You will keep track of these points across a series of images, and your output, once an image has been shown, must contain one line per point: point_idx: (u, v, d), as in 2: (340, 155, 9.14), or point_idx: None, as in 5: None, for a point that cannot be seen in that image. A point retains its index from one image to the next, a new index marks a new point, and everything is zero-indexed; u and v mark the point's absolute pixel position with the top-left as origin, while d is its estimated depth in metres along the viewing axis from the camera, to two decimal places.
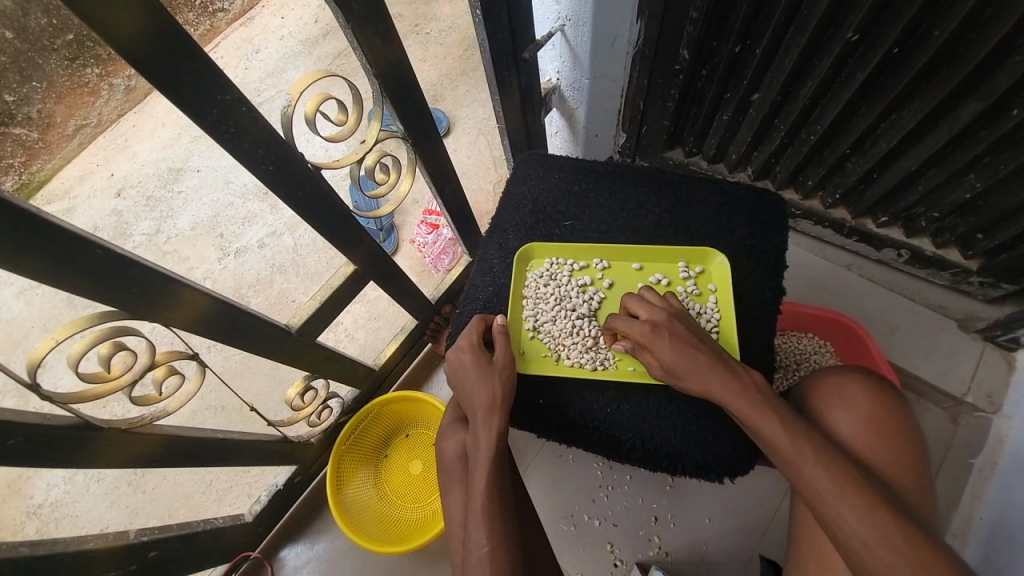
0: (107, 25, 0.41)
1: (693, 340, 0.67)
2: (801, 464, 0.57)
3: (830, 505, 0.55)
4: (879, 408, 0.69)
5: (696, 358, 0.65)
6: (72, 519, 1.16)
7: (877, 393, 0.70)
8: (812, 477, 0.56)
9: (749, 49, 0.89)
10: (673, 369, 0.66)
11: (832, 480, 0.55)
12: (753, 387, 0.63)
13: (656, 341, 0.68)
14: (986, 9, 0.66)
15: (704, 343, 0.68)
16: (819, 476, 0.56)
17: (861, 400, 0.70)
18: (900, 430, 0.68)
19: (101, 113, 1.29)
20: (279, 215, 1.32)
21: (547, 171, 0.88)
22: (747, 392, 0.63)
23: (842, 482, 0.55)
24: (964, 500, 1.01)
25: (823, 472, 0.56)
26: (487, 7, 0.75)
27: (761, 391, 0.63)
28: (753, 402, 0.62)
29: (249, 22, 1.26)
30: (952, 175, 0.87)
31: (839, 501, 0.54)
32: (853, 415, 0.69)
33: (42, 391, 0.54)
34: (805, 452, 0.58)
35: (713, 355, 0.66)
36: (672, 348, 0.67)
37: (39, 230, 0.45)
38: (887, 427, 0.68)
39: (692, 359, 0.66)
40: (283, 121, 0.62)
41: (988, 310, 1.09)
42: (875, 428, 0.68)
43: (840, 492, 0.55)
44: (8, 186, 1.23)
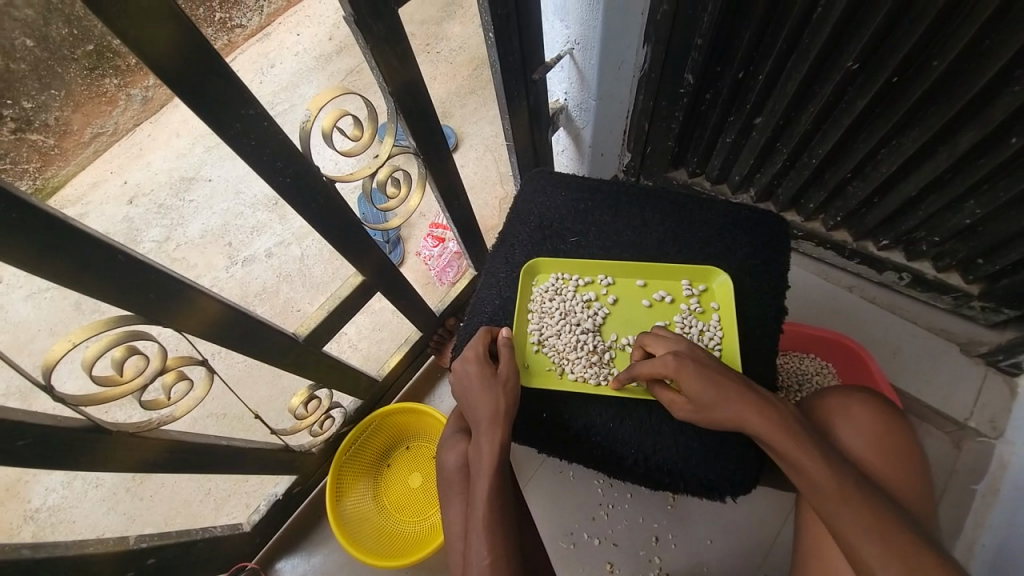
0: (144, 42, 0.43)
1: (720, 369, 0.67)
2: (825, 496, 0.56)
3: (849, 537, 0.54)
4: (886, 429, 0.70)
5: (725, 388, 0.64)
6: (69, 524, 1.16)
7: (881, 414, 0.71)
8: (839, 510, 0.55)
9: (752, 75, 0.92)
10: (704, 405, 0.65)
11: (857, 513, 0.54)
12: (781, 415, 0.62)
13: (682, 375, 0.67)
14: (982, 41, 0.68)
15: (729, 373, 0.67)
16: (845, 510, 0.54)
17: (863, 421, 0.71)
18: (902, 452, 0.68)
19: (117, 122, 1.22)
20: (287, 225, 1.34)
21: (554, 188, 0.90)
22: (778, 421, 0.61)
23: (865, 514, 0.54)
24: (968, 527, 1.00)
25: (847, 503, 0.55)
26: (499, 30, 0.78)
27: (798, 427, 0.61)
28: (777, 427, 0.61)
29: (266, 38, 1.22)
30: (952, 201, 0.89)
31: (859, 533, 0.53)
32: (860, 437, 0.69)
33: (55, 392, 0.55)
34: (830, 484, 0.56)
35: (741, 385, 0.65)
36: (701, 383, 0.65)
37: (65, 234, 0.46)
38: (889, 449, 0.68)
39: (722, 396, 0.64)
40: (302, 134, 0.65)
41: (989, 336, 1.10)
42: (876, 450, 0.68)
43: (863, 524, 0.53)
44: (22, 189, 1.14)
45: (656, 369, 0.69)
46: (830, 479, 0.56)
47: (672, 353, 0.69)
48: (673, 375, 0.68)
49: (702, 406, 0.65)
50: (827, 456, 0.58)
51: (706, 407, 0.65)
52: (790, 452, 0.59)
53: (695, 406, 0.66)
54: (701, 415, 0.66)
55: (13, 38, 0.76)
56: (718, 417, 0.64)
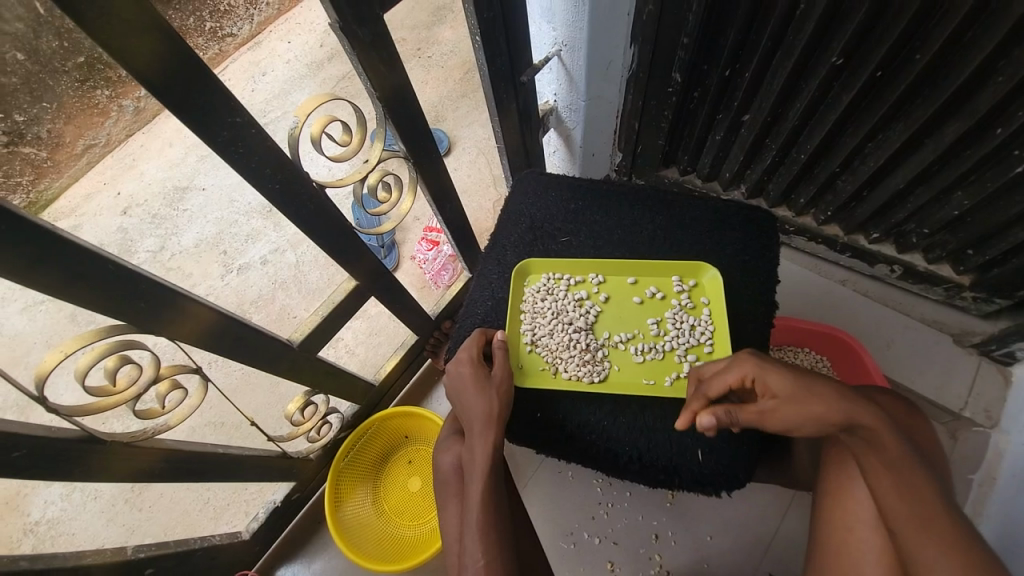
0: (129, 55, 0.44)
1: (805, 372, 0.63)
2: (892, 492, 0.55)
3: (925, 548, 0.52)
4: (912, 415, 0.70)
5: (814, 387, 0.61)
6: (68, 536, 1.15)
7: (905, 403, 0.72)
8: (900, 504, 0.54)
9: (738, 73, 0.93)
10: (800, 403, 0.61)
11: (931, 518, 0.52)
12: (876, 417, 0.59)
13: (769, 376, 0.64)
14: (964, 35, 0.69)
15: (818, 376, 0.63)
16: (913, 505, 0.54)
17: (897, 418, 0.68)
18: (932, 446, 0.67)
19: (111, 132, 1.27)
20: (281, 232, 1.33)
21: (544, 189, 0.90)
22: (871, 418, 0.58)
23: (940, 518, 0.52)
24: (966, 517, 0.98)
25: (919, 502, 0.53)
26: (486, 34, 0.79)
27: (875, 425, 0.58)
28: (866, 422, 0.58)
29: (257, 47, 1.27)
30: (940, 192, 0.90)
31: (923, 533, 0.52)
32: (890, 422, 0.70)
33: (49, 403, 0.55)
34: (912, 486, 0.55)
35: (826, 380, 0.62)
36: (794, 384, 0.62)
37: (56, 245, 0.47)
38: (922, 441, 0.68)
39: (815, 399, 0.60)
40: (290, 141, 0.65)
41: (981, 325, 1.10)
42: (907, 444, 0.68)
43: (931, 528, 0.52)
44: (19, 204, 1.15)
45: (734, 378, 0.66)
46: (913, 481, 0.55)
47: (751, 356, 0.67)
48: (756, 376, 0.65)
49: (797, 402, 0.61)
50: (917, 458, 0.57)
51: (802, 402, 0.60)
52: (886, 448, 0.57)
53: (789, 405, 0.61)
54: (791, 419, 0.61)
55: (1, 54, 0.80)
56: (814, 413, 0.59)
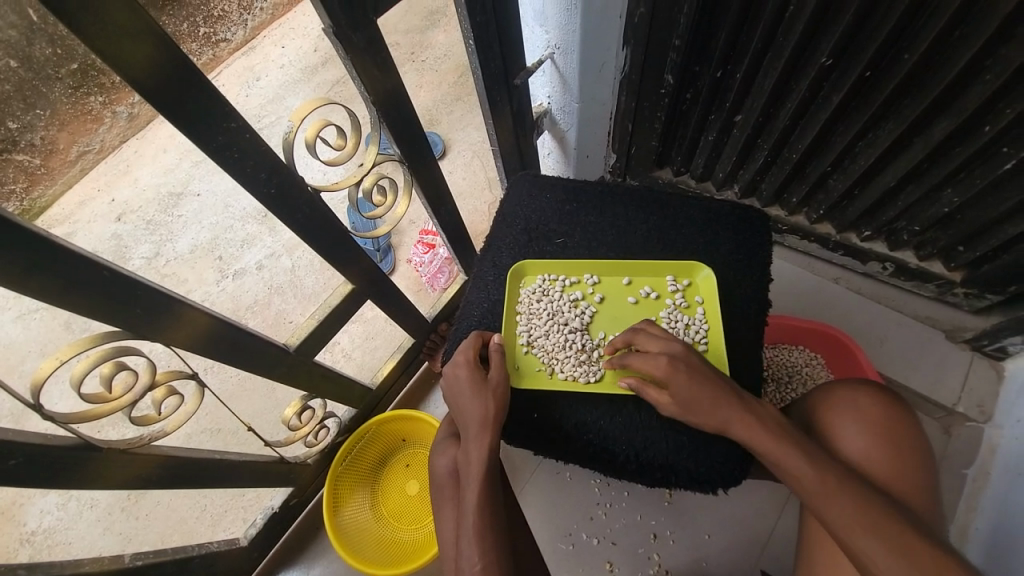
0: (123, 60, 0.44)
1: (712, 381, 0.67)
2: (840, 524, 0.57)
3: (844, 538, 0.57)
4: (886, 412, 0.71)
5: (714, 402, 0.66)
6: (65, 546, 1.14)
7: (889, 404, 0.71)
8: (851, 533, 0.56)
9: (730, 74, 0.93)
10: (694, 409, 0.67)
11: (881, 539, 0.55)
12: (783, 432, 0.64)
13: (674, 380, 0.68)
14: (952, 33, 0.70)
15: (726, 381, 0.68)
16: (864, 532, 0.56)
17: (869, 415, 0.70)
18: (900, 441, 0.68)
19: (105, 139, 1.28)
20: (277, 237, 1.32)
21: (539, 191, 0.91)
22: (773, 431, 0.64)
23: (888, 536, 0.55)
24: (961, 511, 1.01)
25: (869, 529, 0.55)
26: (479, 37, 0.79)
27: (783, 433, 0.63)
28: (775, 444, 0.63)
29: (251, 52, 1.26)
30: (930, 190, 0.91)
31: (878, 558, 0.54)
32: (863, 420, 0.70)
33: (45, 410, 0.54)
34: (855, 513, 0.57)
35: (730, 398, 0.66)
36: (692, 389, 0.67)
37: (50, 252, 0.47)
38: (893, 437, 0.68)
39: (708, 409, 0.66)
40: (285, 146, 0.65)
41: (973, 321, 1.11)
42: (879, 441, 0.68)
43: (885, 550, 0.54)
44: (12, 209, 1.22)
45: (648, 367, 0.70)
46: (851, 505, 0.57)
47: (668, 355, 0.70)
48: (662, 374, 0.69)
49: (691, 411, 0.67)
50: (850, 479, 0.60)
51: (694, 412, 0.67)
52: (787, 467, 0.61)
53: (677, 408, 0.68)
54: (686, 417, 0.68)
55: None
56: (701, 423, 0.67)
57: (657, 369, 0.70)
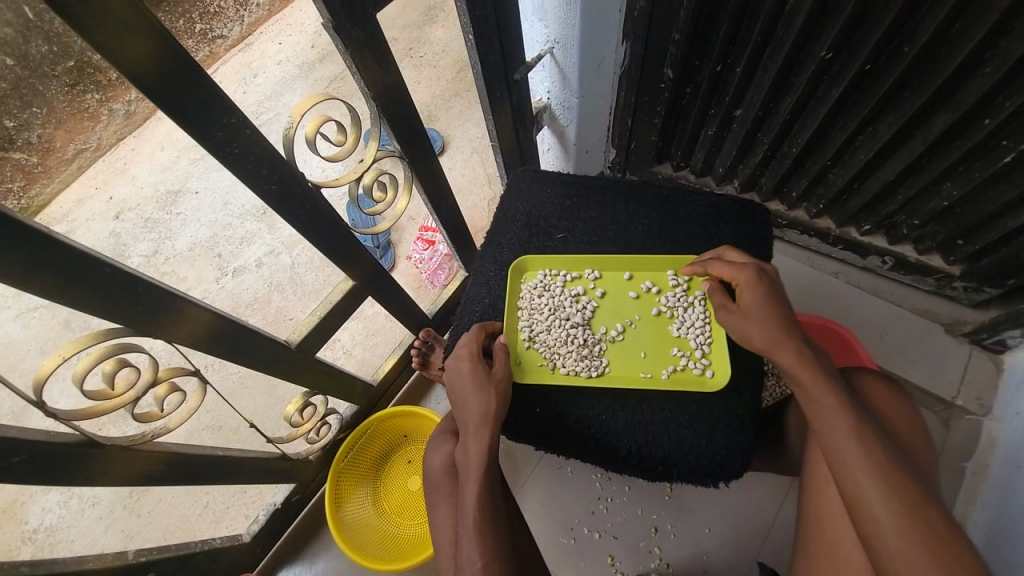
0: (122, 54, 0.44)
1: (783, 300, 0.69)
2: (852, 464, 0.56)
3: (851, 474, 0.56)
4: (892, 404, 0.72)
5: (773, 317, 0.68)
6: (67, 543, 1.15)
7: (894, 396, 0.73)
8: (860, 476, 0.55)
9: (730, 68, 0.93)
10: (752, 320, 0.69)
11: (889, 489, 0.53)
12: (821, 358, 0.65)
13: (750, 288, 0.71)
14: (952, 25, 0.70)
15: (790, 306, 0.70)
16: (875, 480, 0.54)
17: (880, 407, 0.71)
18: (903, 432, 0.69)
19: (101, 137, 1.25)
20: (277, 234, 1.33)
21: (539, 186, 0.91)
22: (815, 359, 0.64)
23: (895, 480, 0.54)
24: (960, 503, 1.01)
25: (879, 477, 0.54)
26: (479, 32, 0.79)
27: (824, 366, 0.64)
28: (815, 371, 0.63)
29: (248, 48, 1.23)
30: (930, 183, 0.91)
31: (882, 507, 0.53)
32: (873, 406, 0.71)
33: (47, 407, 0.55)
34: (870, 457, 0.56)
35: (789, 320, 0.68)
36: (761, 303, 0.69)
37: (51, 250, 0.47)
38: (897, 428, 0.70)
39: (761, 321, 0.68)
40: (285, 142, 0.65)
41: (974, 315, 1.12)
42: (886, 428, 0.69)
43: (889, 501, 0.53)
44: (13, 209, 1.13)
45: (730, 272, 0.73)
46: (865, 444, 0.57)
47: (756, 265, 0.72)
48: (742, 284, 0.72)
49: (744, 317, 0.70)
50: (875, 431, 0.58)
51: (749, 318, 0.69)
52: (814, 390, 0.62)
53: (738, 312, 0.71)
54: (743, 330, 0.71)
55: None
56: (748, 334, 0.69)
57: (738, 275, 0.73)
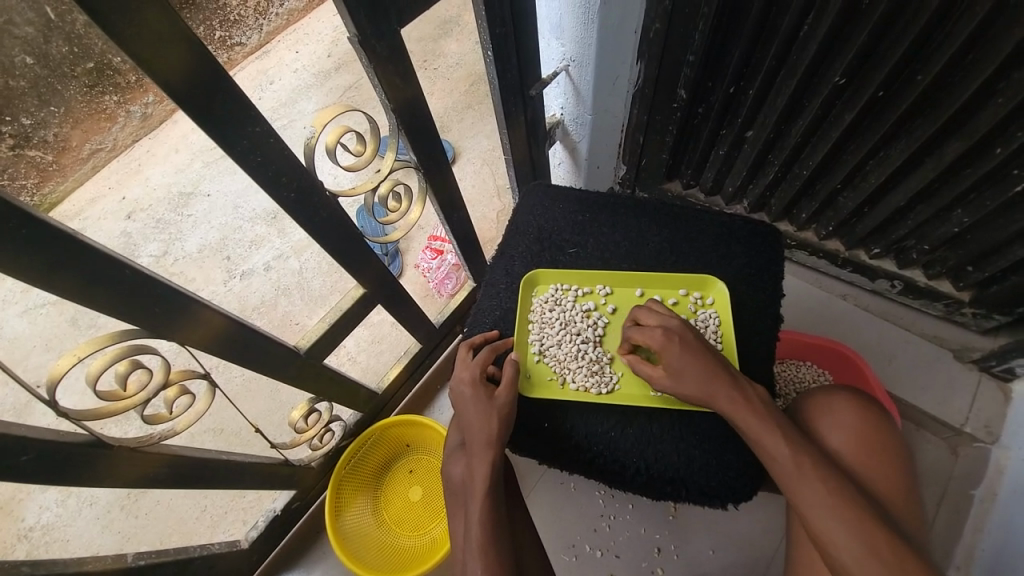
0: (156, 63, 0.45)
1: (703, 352, 0.70)
2: (808, 506, 0.58)
3: (812, 516, 0.58)
4: (867, 424, 0.73)
5: (699, 372, 0.69)
6: (62, 543, 1.14)
7: (865, 412, 0.74)
8: (828, 524, 0.57)
9: (742, 90, 0.94)
10: (682, 378, 0.70)
11: (847, 525, 0.56)
12: (756, 400, 0.66)
13: (668, 351, 0.71)
14: (964, 57, 0.71)
15: (711, 354, 0.71)
16: (841, 524, 0.56)
17: (851, 427, 0.72)
18: (879, 454, 0.70)
19: (117, 137, 1.32)
20: (286, 239, 1.32)
21: (551, 200, 0.91)
22: (748, 402, 0.66)
23: (848, 517, 0.56)
24: (968, 533, 1.00)
25: (836, 516, 0.57)
26: (497, 49, 0.80)
27: (763, 406, 0.66)
28: (755, 417, 0.65)
29: (265, 55, 1.26)
30: (939, 211, 0.91)
31: (852, 554, 0.55)
32: (842, 428, 0.72)
33: (58, 406, 0.55)
34: (830, 503, 0.57)
35: (719, 368, 0.69)
36: (684, 360, 0.70)
37: (74, 250, 0.47)
38: (870, 449, 0.70)
39: (689, 382, 0.69)
40: (306, 150, 0.66)
41: (982, 341, 1.11)
42: (857, 450, 0.70)
43: (850, 538, 0.55)
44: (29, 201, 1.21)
45: (644, 340, 0.74)
46: (816, 485, 0.59)
47: (664, 329, 0.73)
48: (659, 346, 0.73)
49: (676, 379, 0.70)
50: (823, 465, 0.61)
51: (682, 380, 0.69)
52: (757, 432, 0.64)
53: (671, 381, 0.71)
54: (674, 388, 0.71)
55: (12, 56, 0.85)
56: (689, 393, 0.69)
57: (654, 342, 0.73)
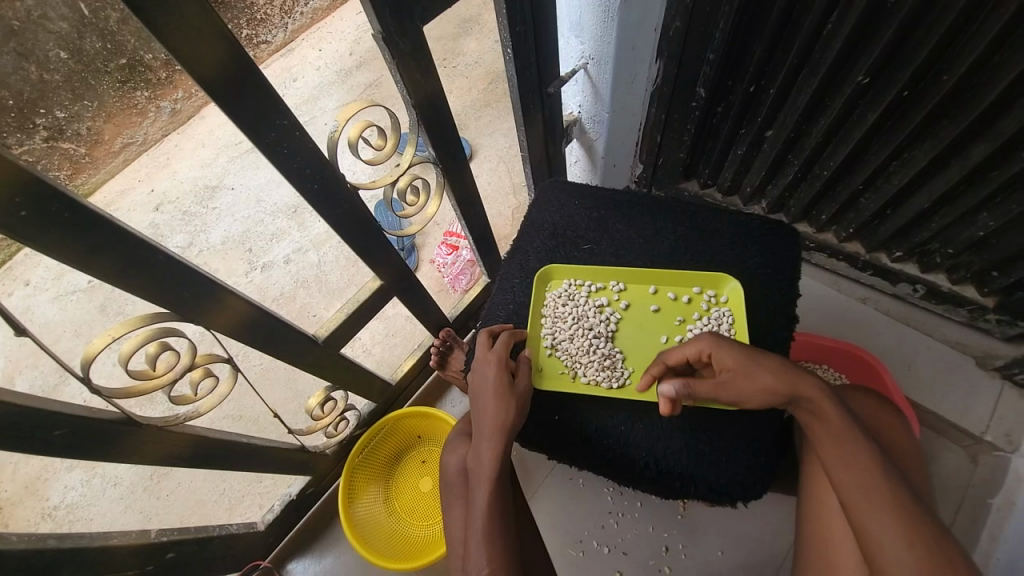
0: (190, 56, 0.47)
1: (776, 358, 0.69)
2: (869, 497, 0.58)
3: (871, 507, 0.57)
4: (913, 451, 0.72)
5: (773, 369, 0.67)
6: (86, 521, 1.18)
7: (910, 437, 0.73)
8: (876, 517, 0.56)
9: (763, 89, 0.94)
10: (746, 376, 0.68)
11: (904, 520, 0.55)
12: (830, 400, 0.66)
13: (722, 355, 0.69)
14: (992, 57, 0.69)
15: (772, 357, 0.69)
16: (889, 520, 0.55)
17: (901, 450, 0.71)
18: (919, 480, 0.69)
19: (148, 132, 1.31)
20: (305, 233, 1.38)
21: (567, 197, 0.92)
22: (824, 401, 0.65)
23: (910, 517, 0.55)
24: (985, 542, 0.97)
25: (899, 512, 0.56)
26: (517, 47, 0.81)
27: (839, 407, 0.65)
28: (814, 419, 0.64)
29: (289, 53, 1.30)
30: (965, 213, 0.89)
31: (903, 547, 0.54)
32: (889, 449, 0.71)
33: (92, 383, 0.57)
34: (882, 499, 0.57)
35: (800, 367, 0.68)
36: (744, 364, 0.68)
37: (112, 234, 0.50)
38: (913, 472, 0.70)
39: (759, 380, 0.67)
40: (329, 144, 0.68)
41: (1005, 349, 1.08)
42: (902, 471, 0.69)
43: (909, 534, 0.54)
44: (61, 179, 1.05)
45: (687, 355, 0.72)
46: (881, 479, 0.58)
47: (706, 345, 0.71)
48: (710, 352, 0.71)
49: (740, 376, 0.68)
50: (890, 468, 0.60)
51: (752, 373, 0.68)
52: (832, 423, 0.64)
53: (728, 382, 0.68)
54: (730, 390, 0.69)
55: (45, 51, 0.71)
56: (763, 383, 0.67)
57: (701, 349, 0.71)
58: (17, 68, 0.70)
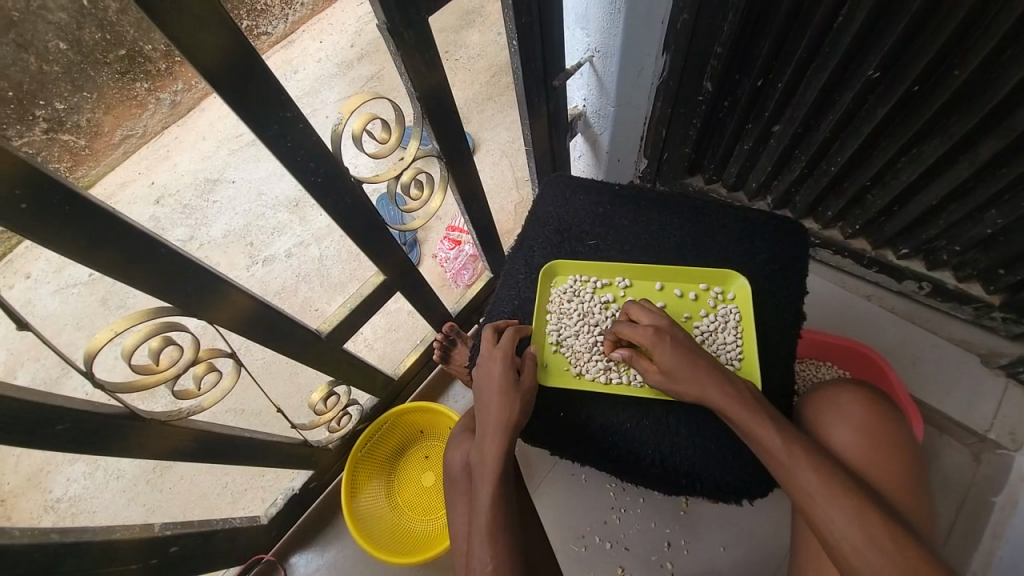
0: (193, 45, 0.46)
1: (695, 351, 0.71)
2: (812, 497, 0.59)
3: (816, 506, 0.58)
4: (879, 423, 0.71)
5: (694, 370, 0.69)
6: (90, 513, 1.19)
7: (876, 410, 0.72)
8: (830, 515, 0.57)
9: (771, 83, 0.93)
10: (672, 377, 0.70)
11: (848, 514, 0.56)
12: (747, 394, 0.67)
13: (657, 350, 0.71)
14: (1005, 51, 0.68)
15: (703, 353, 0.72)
16: (837, 516, 0.57)
17: (859, 428, 0.71)
18: (887, 455, 0.69)
19: (147, 124, 1.34)
20: (307, 226, 1.37)
21: (572, 192, 0.91)
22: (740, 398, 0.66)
23: (855, 511, 0.56)
24: (988, 539, 0.97)
25: (841, 507, 0.57)
26: (522, 39, 0.80)
27: (756, 402, 0.66)
28: (748, 411, 0.65)
29: (290, 44, 1.28)
30: (973, 210, 0.88)
31: (852, 545, 0.55)
32: (849, 426, 0.71)
33: (96, 377, 0.57)
34: (830, 492, 0.58)
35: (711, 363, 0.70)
36: (675, 356, 0.70)
37: (113, 226, 0.49)
38: (878, 448, 0.69)
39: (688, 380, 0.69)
40: (333, 137, 0.67)
41: (1010, 347, 1.08)
42: (866, 448, 0.69)
43: (854, 530, 0.55)
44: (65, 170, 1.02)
45: (637, 336, 0.73)
46: (813, 475, 0.60)
47: (653, 327, 0.73)
48: (651, 346, 0.72)
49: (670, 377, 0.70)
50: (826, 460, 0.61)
51: (676, 377, 0.70)
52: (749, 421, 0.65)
53: (662, 376, 0.71)
54: (666, 385, 0.71)
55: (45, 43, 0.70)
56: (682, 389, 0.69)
57: (643, 339, 0.73)
58: (17, 59, 0.68)
